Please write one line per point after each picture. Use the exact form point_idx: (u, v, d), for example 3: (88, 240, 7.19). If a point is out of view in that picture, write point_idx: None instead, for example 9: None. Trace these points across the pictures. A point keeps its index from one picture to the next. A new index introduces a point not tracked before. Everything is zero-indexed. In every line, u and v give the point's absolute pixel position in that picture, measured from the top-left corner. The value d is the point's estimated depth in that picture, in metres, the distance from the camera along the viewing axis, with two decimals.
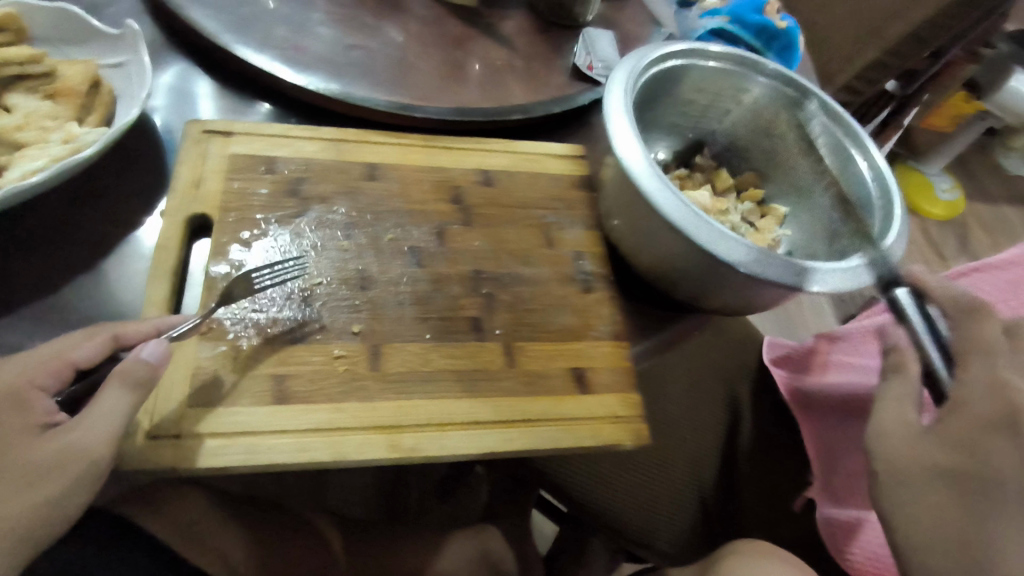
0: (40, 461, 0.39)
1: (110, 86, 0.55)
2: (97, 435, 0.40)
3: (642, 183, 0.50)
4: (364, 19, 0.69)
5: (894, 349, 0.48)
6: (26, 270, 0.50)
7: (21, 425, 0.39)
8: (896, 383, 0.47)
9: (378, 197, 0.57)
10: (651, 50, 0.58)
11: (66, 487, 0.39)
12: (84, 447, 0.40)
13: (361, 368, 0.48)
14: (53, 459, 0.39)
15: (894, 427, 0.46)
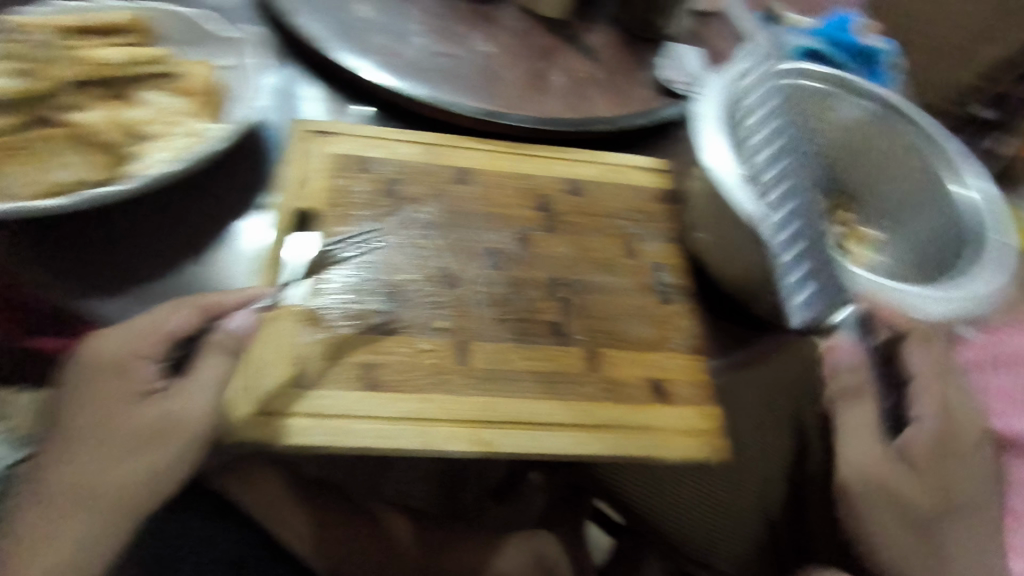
0: (141, 427, 0.45)
1: (224, 84, 0.58)
2: (186, 406, 0.45)
3: (734, 198, 0.50)
4: (456, 29, 0.72)
5: (849, 370, 0.53)
6: (143, 256, 0.54)
7: (125, 393, 0.46)
8: (862, 411, 0.53)
9: (466, 200, 0.59)
10: (741, 70, 0.60)
11: (160, 453, 0.45)
12: (174, 416, 0.45)
13: (447, 363, 0.50)
14: (153, 425, 0.45)
15: (882, 473, 0.51)
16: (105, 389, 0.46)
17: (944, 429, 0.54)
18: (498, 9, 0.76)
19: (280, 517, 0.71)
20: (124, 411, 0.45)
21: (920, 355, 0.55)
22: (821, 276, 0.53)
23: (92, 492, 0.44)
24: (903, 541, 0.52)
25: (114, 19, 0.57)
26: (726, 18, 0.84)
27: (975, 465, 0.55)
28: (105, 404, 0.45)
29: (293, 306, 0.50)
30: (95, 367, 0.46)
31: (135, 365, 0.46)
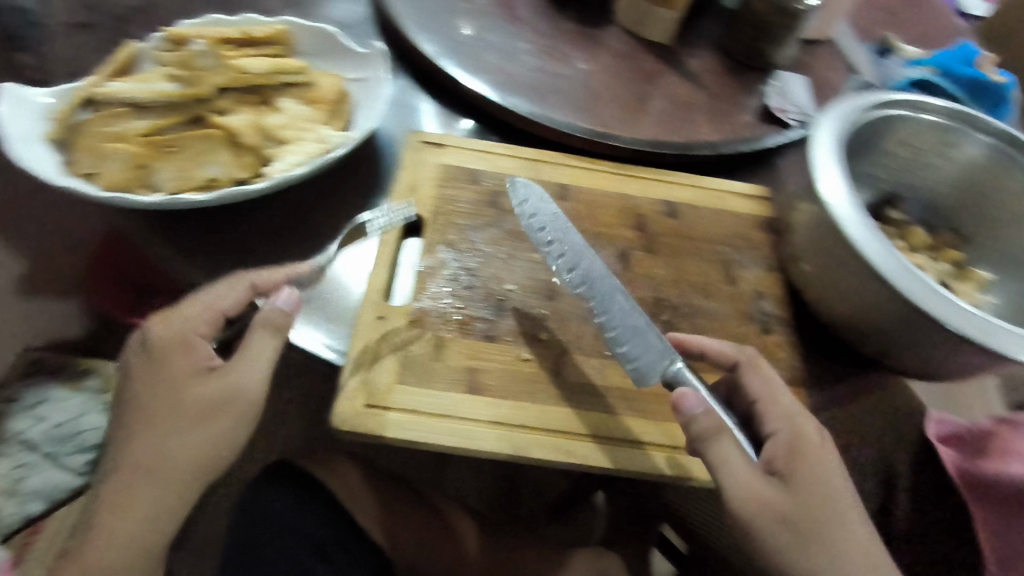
0: (203, 399, 0.46)
1: (348, 95, 0.62)
2: (243, 384, 0.47)
3: (847, 230, 0.50)
4: (561, 50, 0.74)
5: (706, 412, 0.44)
6: (256, 246, 0.57)
7: (185, 368, 0.47)
8: (725, 448, 0.43)
9: (568, 216, 0.61)
10: (859, 102, 0.58)
11: (220, 429, 0.46)
12: (230, 392, 0.46)
13: (544, 374, 0.51)
14: (216, 398, 0.46)
15: (762, 493, 0.43)
16: (162, 365, 0.46)
17: (794, 436, 0.46)
18: (605, 31, 0.78)
19: (357, 503, 0.69)
20: (180, 391, 0.46)
21: (758, 381, 0.50)
22: (624, 340, 0.49)
23: (155, 477, 0.44)
24: (791, 548, 0.42)
25: (257, 31, 0.62)
26: (835, 47, 0.83)
27: (821, 453, 0.45)
28: (160, 386, 0.46)
29: (404, 306, 0.53)
30: (151, 355, 0.47)
31: (190, 348, 0.47)
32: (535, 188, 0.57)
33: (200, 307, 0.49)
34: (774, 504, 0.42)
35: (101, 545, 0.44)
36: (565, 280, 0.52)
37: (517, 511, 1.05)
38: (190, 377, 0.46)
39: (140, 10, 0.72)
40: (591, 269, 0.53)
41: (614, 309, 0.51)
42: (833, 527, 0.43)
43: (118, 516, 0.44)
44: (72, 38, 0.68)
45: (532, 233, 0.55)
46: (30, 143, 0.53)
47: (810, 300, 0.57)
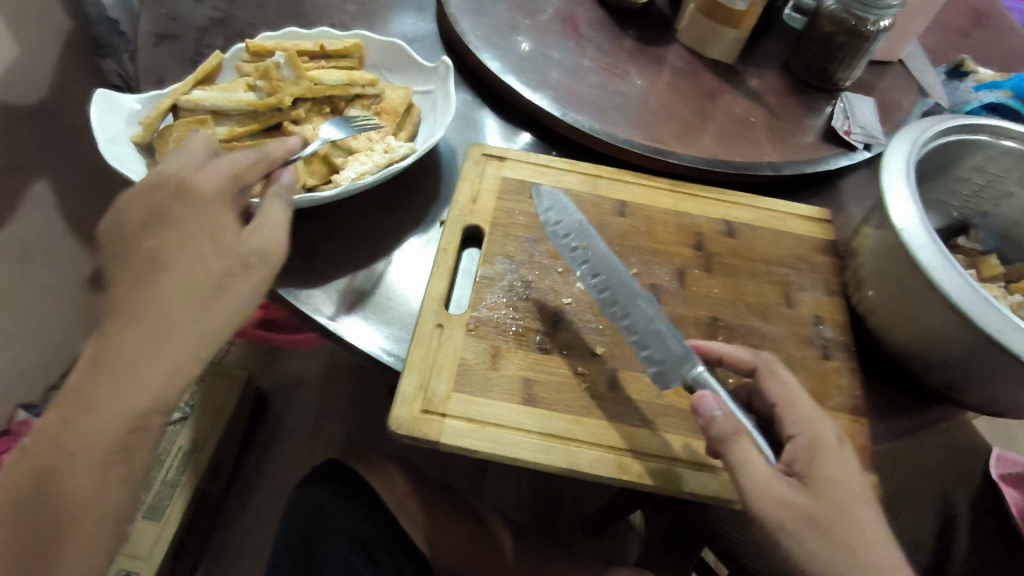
0: (229, 257, 0.45)
1: (413, 107, 0.64)
2: (267, 239, 0.47)
3: (917, 255, 0.48)
4: (621, 68, 0.75)
5: (726, 414, 0.43)
6: (322, 248, 0.58)
7: (208, 229, 0.45)
8: (744, 449, 0.42)
9: (626, 232, 0.61)
10: (935, 123, 0.56)
11: (234, 296, 0.45)
12: (249, 252, 0.46)
13: (599, 389, 0.51)
14: (240, 258, 0.45)
15: (778, 490, 0.41)
16: (181, 223, 0.45)
17: (815, 438, 0.44)
18: (666, 49, 0.78)
19: (407, 513, 0.69)
20: (200, 248, 0.44)
21: (776, 385, 0.48)
22: (644, 344, 0.50)
23: (153, 344, 0.41)
24: (814, 551, 0.40)
25: (333, 44, 0.65)
26: (904, 70, 0.81)
27: (839, 456, 0.44)
28: (174, 245, 0.44)
29: (463, 315, 0.54)
30: (158, 204, 0.45)
31: (206, 201, 0.46)
32: (561, 198, 0.59)
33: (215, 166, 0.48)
34: (792, 502, 0.41)
35: (79, 425, 0.39)
36: (588, 285, 0.53)
37: (554, 524, 1.04)
38: (203, 228, 0.45)
39: (220, 21, 0.76)
40: (615, 276, 0.54)
41: (636, 314, 0.52)
42: (856, 530, 0.41)
43: (105, 394, 0.40)
44: (157, 45, 0.72)
45: (557, 240, 0.56)
46: (120, 145, 0.57)
47: (874, 328, 0.56)
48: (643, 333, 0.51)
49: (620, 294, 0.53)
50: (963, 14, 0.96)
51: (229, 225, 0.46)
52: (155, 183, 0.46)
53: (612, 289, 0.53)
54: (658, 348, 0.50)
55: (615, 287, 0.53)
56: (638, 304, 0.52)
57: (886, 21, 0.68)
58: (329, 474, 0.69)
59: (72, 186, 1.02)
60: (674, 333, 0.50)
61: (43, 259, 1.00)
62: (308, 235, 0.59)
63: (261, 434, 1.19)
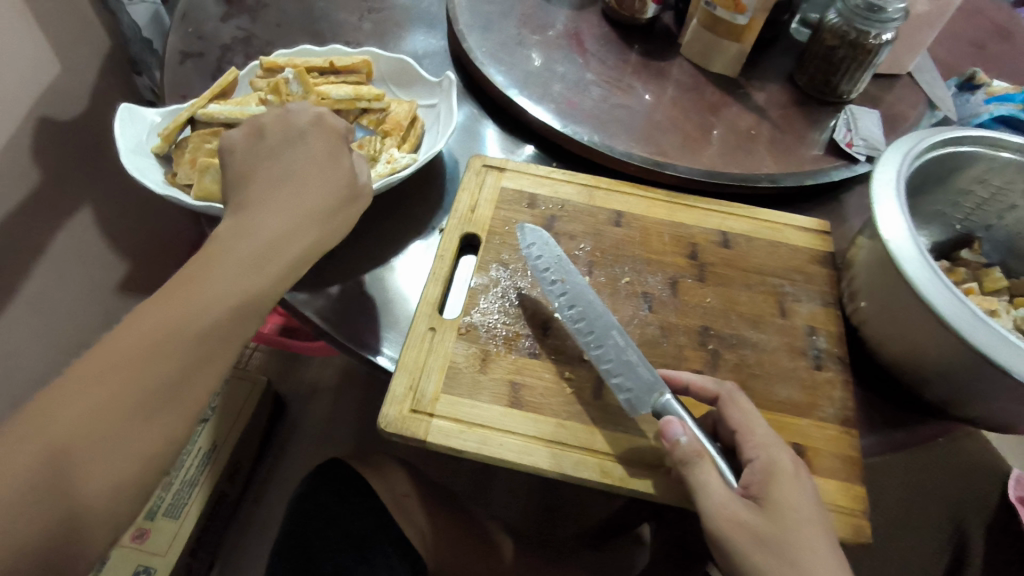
0: (340, 190, 0.51)
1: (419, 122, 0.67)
2: (362, 183, 0.53)
3: (905, 268, 0.48)
4: (626, 82, 0.76)
5: (689, 439, 0.45)
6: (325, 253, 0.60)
7: (322, 166, 0.51)
8: (705, 472, 0.43)
9: (620, 242, 0.62)
10: (928, 134, 0.56)
11: (286, 264, 0.46)
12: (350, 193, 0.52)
13: (586, 395, 0.52)
14: (345, 194, 0.51)
15: (733, 510, 0.41)
16: (300, 161, 0.50)
17: (770, 463, 0.45)
18: (670, 63, 0.79)
19: (405, 512, 0.70)
20: (307, 183, 0.50)
21: (737, 414, 0.48)
22: (616, 372, 0.51)
23: (187, 316, 0.41)
24: (762, 567, 0.40)
25: (345, 60, 0.68)
26: (913, 83, 0.80)
27: (796, 482, 0.44)
28: (290, 178, 0.49)
29: (455, 320, 0.55)
30: (275, 143, 0.51)
31: (312, 149, 0.52)
32: (542, 234, 0.59)
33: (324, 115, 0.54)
34: (744, 520, 0.41)
35: (109, 388, 0.38)
36: (564, 315, 0.54)
37: (557, 531, 1.04)
38: (306, 175, 0.50)
39: (242, 40, 0.80)
40: (590, 307, 0.54)
41: (609, 345, 0.52)
42: (804, 549, 0.40)
43: (131, 363, 0.39)
44: (182, 62, 0.77)
45: (536, 274, 0.56)
46: (141, 155, 0.60)
47: (868, 340, 0.56)
48: (615, 363, 0.51)
49: (595, 324, 0.53)
50: (979, 27, 0.95)
51: (333, 166, 0.52)
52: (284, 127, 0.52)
53: (587, 320, 0.53)
54: (629, 378, 0.50)
55: (591, 318, 0.54)
56: (610, 334, 0.53)
57: (889, 34, 0.68)
58: (331, 471, 0.72)
59: (106, 197, 1.08)
60: (646, 364, 0.51)
61: (79, 265, 1.06)
62: None
63: (278, 438, 1.22)
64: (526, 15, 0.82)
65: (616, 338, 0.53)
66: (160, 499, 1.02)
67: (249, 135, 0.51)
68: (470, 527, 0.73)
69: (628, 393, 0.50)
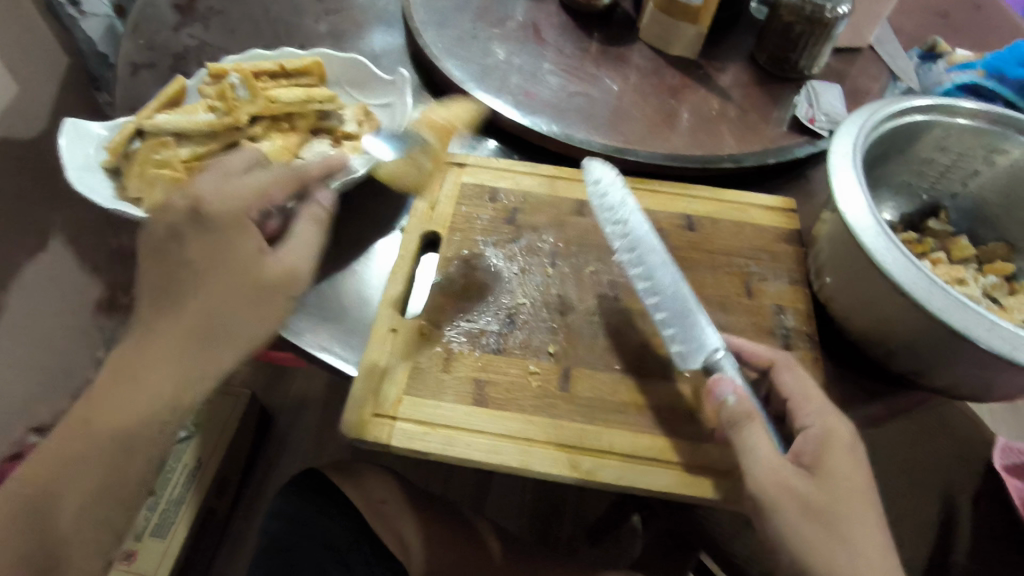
0: (265, 279, 0.44)
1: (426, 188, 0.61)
2: (284, 269, 0.45)
3: (861, 238, 0.47)
4: (586, 70, 0.75)
5: (738, 399, 0.45)
6: None
7: (234, 264, 0.43)
8: (753, 433, 0.43)
9: (587, 231, 0.61)
10: (887, 104, 0.56)
11: (216, 352, 0.42)
12: (267, 280, 0.44)
13: (552, 388, 0.51)
14: (272, 283, 0.44)
15: (781, 475, 0.42)
16: (206, 250, 0.42)
17: (827, 432, 0.45)
18: (631, 49, 0.79)
19: (383, 521, 0.68)
20: (240, 275, 0.43)
21: (792, 381, 0.49)
22: (670, 323, 0.51)
23: (120, 416, 0.40)
24: (803, 532, 0.40)
25: (295, 62, 0.66)
26: (874, 56, 0.80)
27: (851, 455, 0.44)
28: (209, 271, 0.42)
29: (416, 321, 0.54)
30: (168, 237, 0.42)
31: (209, 236, 0.42)
32: (608, 169, 0.58)
33: (231, 188, 0.44)
34: (796, 487, 0.41)
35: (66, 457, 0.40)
36: (623, 259, 0.54)
37: (557, 530, 1.03)
38: (200, 270, 0.42)
39: (194, 49, 0.79)
40: (651, 252, 0.54)
41: (666, 294, 0.52)
42: (844, 519, 0.41)
43: (77, 440, 0.40)
44: (133, 73, 0.75)
45: (598, 214, 0.57)
46: (89, 171, 0.59)
47: (835, 315, 0.55)
48: (675, 311, 0.51)
49: (657, 270, 0.53)
50: None
51: (236, 254, 0.43)
52: (187, 207, 0.43)
53: (646, 266, 0.54)
54: (690, 326, 0.50)
55: (654, 265, 0.53)
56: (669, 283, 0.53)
57: (844, 7, 0.67)
58: (307, 482, 0.69)
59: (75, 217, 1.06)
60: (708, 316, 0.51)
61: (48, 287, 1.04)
62: None
63: (268, 448, 1.21)
64: (483, 8, 0.81)
65: (676, 286, 0.52)
66: (147, 519, 1.01)
67: (158, 232, 0.42)
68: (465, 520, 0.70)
69: (683, 343, 0.50)
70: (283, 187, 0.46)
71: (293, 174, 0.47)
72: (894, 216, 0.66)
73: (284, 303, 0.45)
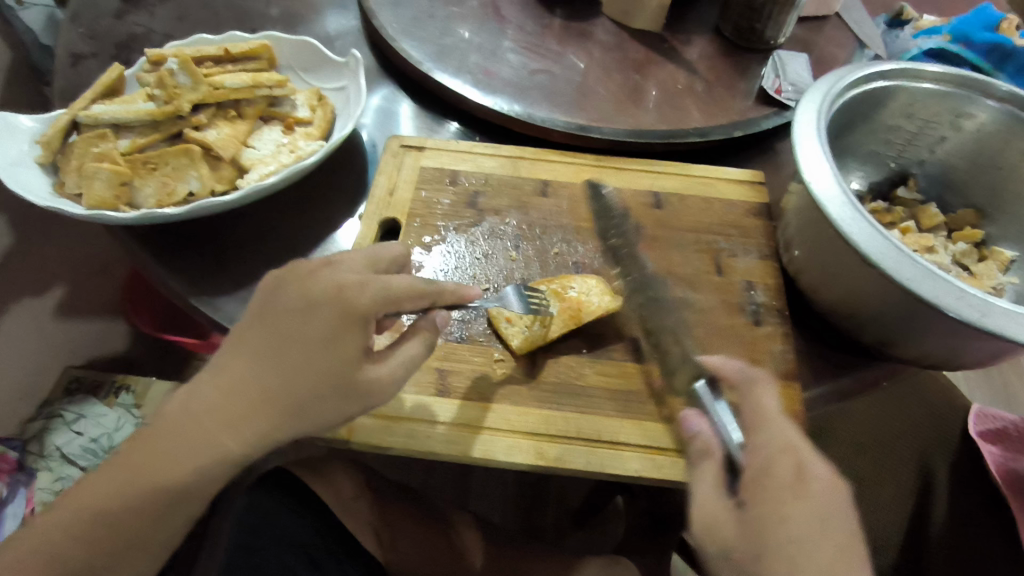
0: (364, 384, 0.38)
1: (511, 349, 0.50)
2: (384, 378, 0.38)
3: (827, 208, 0.46)
4: (548, 47, 0.73)
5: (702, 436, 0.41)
6: (238, 253, 0.57)
7: (333, 361, 0.37)
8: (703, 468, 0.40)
9: (551, 212, 0.59)
10: (850, 71, 0.54)
11: (291, 428, 0.37)
12: (365, 385, 0.38)
13: (518, 374, 0.50)
14: (364, 387, 0.38)
15: (713, 514, 0.38)
16: (304, 338, 0.37)
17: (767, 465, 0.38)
18: (594, 24, 0.76)
19: (353, 516, 0.66)
20: (342, 374, 0.37)
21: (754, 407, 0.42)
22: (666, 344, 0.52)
23: (166, 473, 0.37)
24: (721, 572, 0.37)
25: (242, 45, 0.63)
26: (840, 24, 0.78)
27: None
28: (298, 352, 0.37)
29: None
30: (291, 302, 0.38)
31: (327, 319, 0.37)
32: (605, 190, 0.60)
33: (380, 279, 0.38)
34: (719, 528, 0.37)
35: (106, 494, 0.37)
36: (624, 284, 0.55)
37: (541, 520, 0.99)
38: (294, 347, 0.37)
39: (139, 37, 0.75)
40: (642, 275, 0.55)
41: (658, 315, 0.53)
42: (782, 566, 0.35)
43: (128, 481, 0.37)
44: (73, 64, 0.71)
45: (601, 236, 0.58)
46: (24, 167, 0.55)
47: (804, 289, 0.54)
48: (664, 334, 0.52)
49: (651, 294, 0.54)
50: None
51: (333, 348, 0.37)
52: (314, 290, 0.38)
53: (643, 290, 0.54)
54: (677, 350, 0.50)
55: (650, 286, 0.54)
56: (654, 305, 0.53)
57: None
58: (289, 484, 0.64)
59: None
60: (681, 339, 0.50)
61: None
62: (225, 240, 0.58)
63: None
64: None
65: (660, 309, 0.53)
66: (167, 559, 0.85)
67: (266, 297, 0.39)
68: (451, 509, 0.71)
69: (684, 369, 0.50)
70: (418, 300, 0.40)
71: (431, 290, 0.40)
72: (863, 185, 0.65)
73: (366, 407, 0.39)
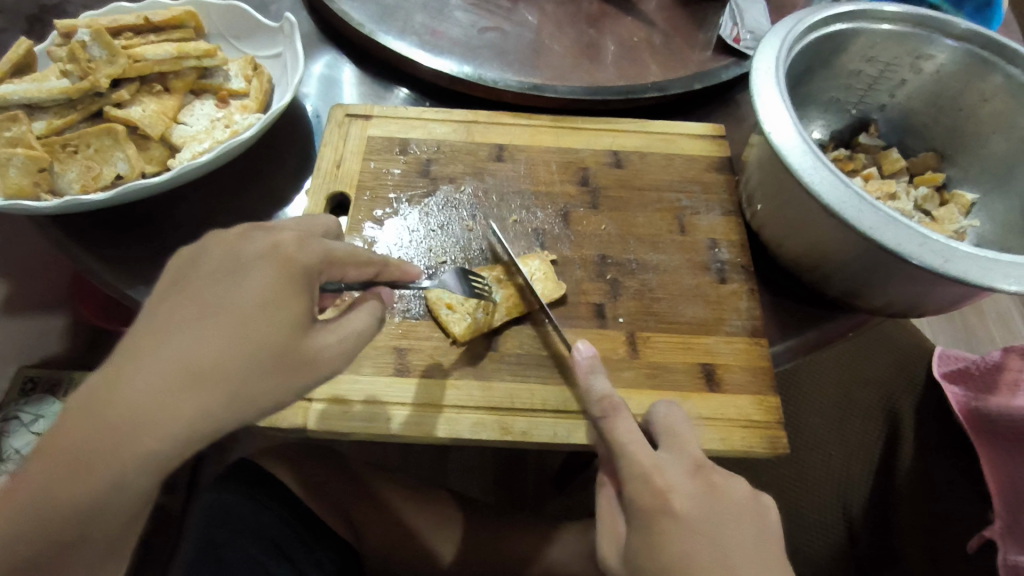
0: (309, 351, 0.33)
1: (455, 338, 0.47)
2: (329, 348, 0.34)
3: (788, 158, 0.44)
4: (497, 3, 0.69)
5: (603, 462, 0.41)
6: (177, 238, 0.54)
7: (275, 334, 0.32)
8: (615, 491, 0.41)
9: (507, 177, 0.57)
10: (808, 14, 0.52)
11: (225, 411, 0.30)
12: (310, 355, 0.33)
13: (479, 350, 0.48)
14: (312, 352, 0.33)
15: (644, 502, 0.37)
16: (241, 306, 0.31)
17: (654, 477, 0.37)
18: None
19: (325, 497, 0.65)
20: (286, 341, 0.32)
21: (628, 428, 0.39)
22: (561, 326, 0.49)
23: (51, 488, 0.28)
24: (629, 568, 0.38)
25: (162, 13, 0.58)
26: None
27: None
28: (226, 318, 0.31)
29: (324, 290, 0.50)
30: (209, 272, 0.33)
31: (257, 282, 0.32)
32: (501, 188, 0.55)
33: (323, 241, 0.36)
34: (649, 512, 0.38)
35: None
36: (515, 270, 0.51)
37: (524, 481, 0.98)
38: (221, 313, 0.31)
39: (53, 7, 0.69)
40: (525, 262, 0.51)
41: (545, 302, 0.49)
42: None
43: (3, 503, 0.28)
44: None
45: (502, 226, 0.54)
46: None
47: (768, 243, 0.53)
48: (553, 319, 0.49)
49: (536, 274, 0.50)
50: None
51: (270, 313, 0.32)
52: (241, 256, 0.33)
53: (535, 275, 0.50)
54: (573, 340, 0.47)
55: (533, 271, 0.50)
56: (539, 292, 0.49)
57: None
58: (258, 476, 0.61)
59: None
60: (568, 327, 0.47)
61: None
62: (164, 224, 0.54)
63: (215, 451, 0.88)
64: None
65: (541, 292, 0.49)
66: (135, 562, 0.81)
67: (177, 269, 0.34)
68: (428, 491, 0.69)
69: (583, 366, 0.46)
70: (362, 268, 0.39)
71: (376, 259, 0.40)
72: (824, 134, 0.64)
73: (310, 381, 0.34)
